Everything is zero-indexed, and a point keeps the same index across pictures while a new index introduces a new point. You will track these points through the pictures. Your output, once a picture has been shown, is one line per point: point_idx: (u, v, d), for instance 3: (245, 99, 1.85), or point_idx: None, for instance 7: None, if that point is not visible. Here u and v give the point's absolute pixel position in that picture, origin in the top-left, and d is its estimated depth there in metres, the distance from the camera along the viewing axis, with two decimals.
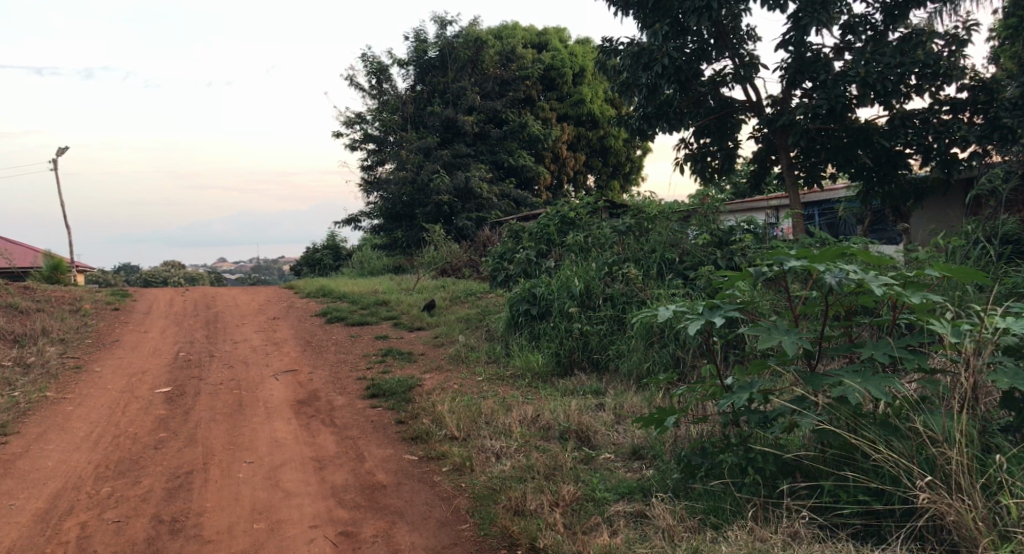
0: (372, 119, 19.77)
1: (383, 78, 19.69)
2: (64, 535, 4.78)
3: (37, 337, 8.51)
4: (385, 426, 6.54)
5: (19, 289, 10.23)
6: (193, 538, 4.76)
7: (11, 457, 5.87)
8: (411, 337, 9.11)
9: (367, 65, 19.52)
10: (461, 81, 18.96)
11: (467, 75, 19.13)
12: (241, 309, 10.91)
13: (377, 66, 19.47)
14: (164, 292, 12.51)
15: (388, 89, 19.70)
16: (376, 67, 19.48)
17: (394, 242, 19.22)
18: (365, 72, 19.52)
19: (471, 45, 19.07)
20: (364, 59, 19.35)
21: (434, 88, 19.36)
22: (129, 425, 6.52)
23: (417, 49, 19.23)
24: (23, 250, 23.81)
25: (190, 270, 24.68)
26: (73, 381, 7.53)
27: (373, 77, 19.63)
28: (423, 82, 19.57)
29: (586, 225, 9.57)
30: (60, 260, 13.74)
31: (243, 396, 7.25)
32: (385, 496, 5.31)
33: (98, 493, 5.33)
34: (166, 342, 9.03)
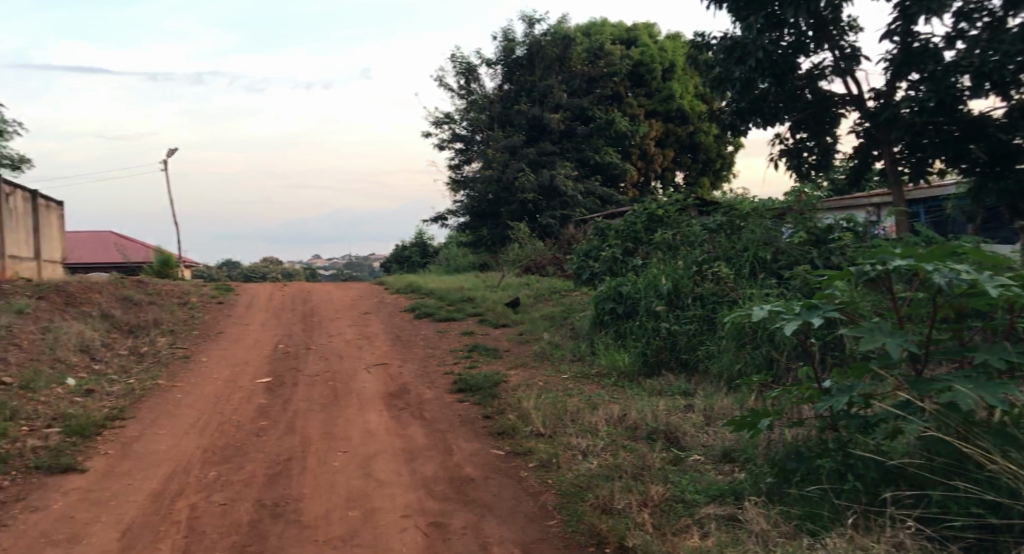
0: (461, 118, 20.15)
1: (472, 79, 20.00)
2: (177, 515, 5.11)
3: (150, 328, 9.06)
4: (472, 421, 6.65)
5: (133, 283, 10.90)
6: (292, 523, 5.00)
7: (129, 439, 6.29)
8: (498, 334, 9.20)
9: (456, 65, 19.83)
10: (548, 79, 18.98)
11: (554, 73, 19.14)
12: (335, 304, 11.28)
13: (466, 65, 19.75)
14: (265, 286, 13.08)
15: (476, 88, 19.98)
16: (465, 67, 19.78)
17: (480, 240, 19.62)
18: (455, 72, 19.84)
19: (558, 43, 19.11)
20: (453, 60, 19.62)
21: (521, 86, 19.39)
22: (232, 412, 6.86)
23: (505, 48, 19.37)
24: (138, 245, 25.43)
25: (286, 265, 25.64)
26: (182, 369, 7.96)
27: (462, 77, 19.94)
28: (510, 81, 19.64)
29: (676, 223, 9.34)
30: (169, 255, 14.48)
31: (337, 387, 7.51)
32: (473, 489, 5.45)
33: (207, 476, 5.68)
34: (266, 334, 9.42)
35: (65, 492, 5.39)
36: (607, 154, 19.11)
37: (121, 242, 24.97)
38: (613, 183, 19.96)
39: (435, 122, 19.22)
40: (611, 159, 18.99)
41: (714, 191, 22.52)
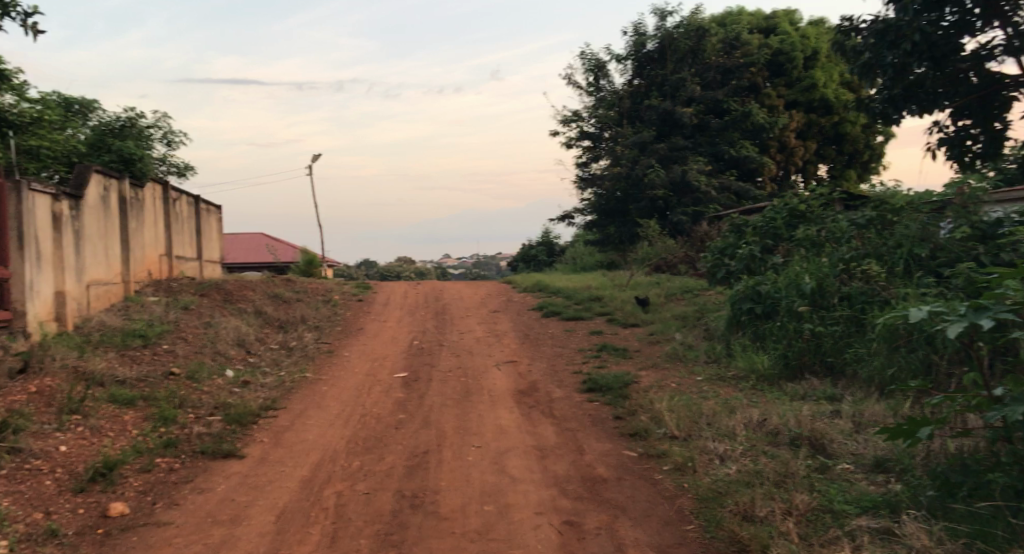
0: (589, 116, 19.98)
1: (601, 75, 19.81)
2: (325, 502, 5.39)
3: (297, 324, 9.62)
4: (603, 421, 6.59)
5: (282, 281, 11.64)
6: (431, 514, 5.15)
7: (281, 428, 6.71)
8: (628, 334, 9.08)
9: (585, 62, 19.76)
10: (681, 72, 18.45)
11: (687, 66, 18.63)
12: (466, 302, 11.55)
13: (596, 62, 19.64)
14: (400, 284, 13.58)
15: (605, 85, 19.76)
16: (594, 64, 19.67)
17: (608, 238, 19.83)
18: (584, 70, 19.79)
19: (692, 35, 18.55)
20: (582, 57, 19.55)
21: (652, 81, 18.96)
22: (372, 405, 7.17)
23: (636, 43, 18.94)
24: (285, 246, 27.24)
25: (418, 265, 26.62)
26: (326, 362, 8.41)
27: (591, 74, 19.82)
28: (641, 76, 19.23)
29: (819, 219, 8.90)
30: (313, 255, 15.33)
31: (469, 383, 7.68)
32: (606, 490, 5.40)
33: (350, 466, 5.97)
34: (402, 331, 9.79)
35: (227, 476, 5.82)
36: (743, 148, 18.36)
37: (271, 243, 26.77)
38: (750, 178, 19.21)
39: (561, 120, 19.17)
40: (748, 153, 18.28)
41: (863, 184, 21.55)
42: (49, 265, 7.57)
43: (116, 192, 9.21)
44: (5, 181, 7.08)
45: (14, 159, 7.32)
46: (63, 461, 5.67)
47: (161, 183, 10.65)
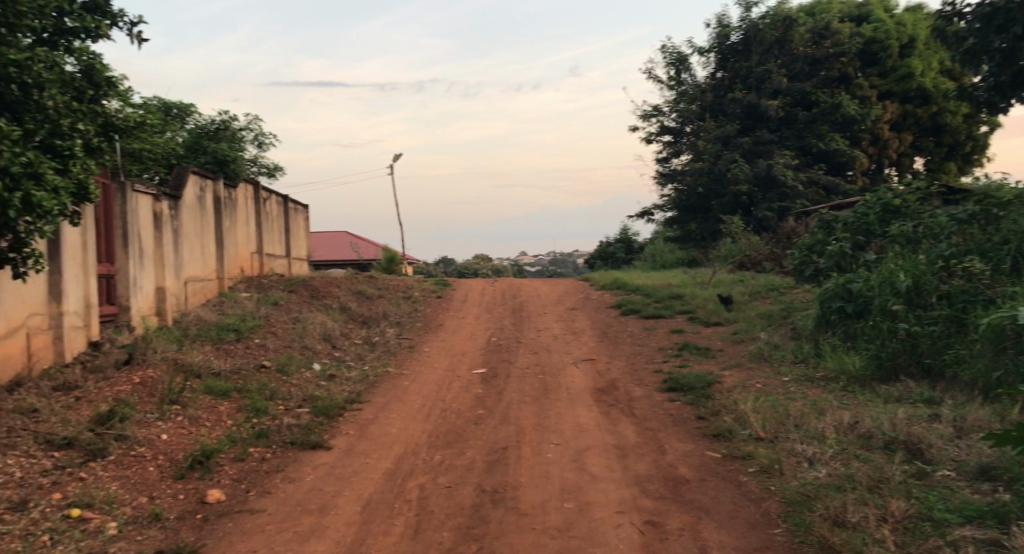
0: (669, 110, 19.60)
1: (683, 69, 19.48)
2: (408, 494, 5.49)
3: (380, 320, 9.85)
4: (685, 421, 6.49)
5: (365, 278, 11.96)
6: (511, 510, 5.17)
7: (365, 421, 6.88)
8: (709, 332, 8.92)
9: (667, 56, 19.46)
10: (767, 63, 18.02)
11: (773, 57, 18.13)
12: (544, 300, 11.57)
13: (677, 55, 19.32)
14: (479, 281, 13.72)
15: (687, 79, 19.46)
16: (676, 57, 19.35)
17: (689, 235, 19.62)
18: (665, 63, 19.50)
19: (778, 25, 17.99)
20: (663, 51, 19.26)
21: (736, 73, 18.59)
22: (452, 401, 7.27)
23: (720, 34, 18.55)
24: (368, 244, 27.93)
25: (496, 263, 26.83)
26: (408, 357, 8.57)
27: (672, 68, 19.52)
28: (724, 69, 18.89)
29: (916, 214, 8.51)
30: (394, 253, 15.65)
31: (548, 380, 7.69)
32: (689, 490, 5.30)
33: (432, 460, 6.06)
34: (481, 327, 9.89)
35: (315, 466, 6.00)
36: (833, 141, 17.76)
37: (354, 241, 27.53)
38: (840, 172, 18.77)
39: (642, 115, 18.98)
40: (838, 146, 17.66)
41: (965, 177, 20.47)
42: (151, 262, 8.08)
43: (211, 192, 9.65)
44: (112, 182, 7.53)
45: (120, 162, 7.77)
46: (164, 449, 5.98)
47: (252, 183, 11.08)
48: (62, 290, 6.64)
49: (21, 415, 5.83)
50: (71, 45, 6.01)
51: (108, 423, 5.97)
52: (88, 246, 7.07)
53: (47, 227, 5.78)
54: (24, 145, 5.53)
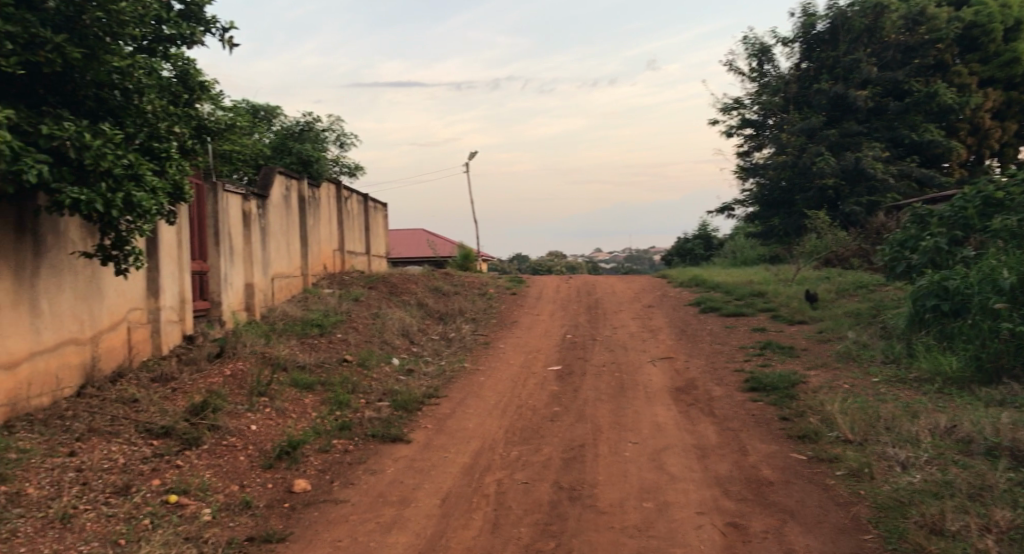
0: (751, 103, 19.17)
1: (766, 60, 18.99)
2: (486, 489, 5.54)
3: (456, 316, 9.97)
4: (768, 421, 6.33)
5: (442, 275, 12.15)
6: (589, 508, 5.15)
7: (443, 416, 6.98)
8: (792, 331, 8.67)
9: (748, 47, 19.02)
10: (854, 53, 17.25)
11: (862, 46, 17.34)
12: (620, 297, 11.48)
13: (760, 46, 18.85)
14: (554, 278, 13.74)
15: (770, 70, 18.98)
16: (758, 48, 18.88)
17: (771, 231, 19.13)
18: (746, 55, 19.06)
19: (868, 12, 17.24)
20: (745, 42, 18.83)
21: (822, 63, 17.93)
22: (528, 397, 7.29)
23: (806, 23, 17.90)
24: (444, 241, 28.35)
25: (571, 260, 26.80)
26: (484, 354, 8.65)
27: (754, 59, 19.07)
28: (809, 59, 18.31)
29: (1021, 207, 8.04)
30: (469, 250, 15.82)
31: (624, 378, 7.63)
32: (773, 493, 5.17)
33: (509, 456, 6.10)
34: (556, 324, 9.89)
35: (395, 459, 6.13)
36: (927, 132, 16.97)
37: (431, 239, 27.99)
38: (935, 164, 17.81)
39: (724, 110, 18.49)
40: (934, 138, 16.88)
41: None
42: (241, 260, 8.45)
43: (296, 192, 9.98)
44: (204, 183, 7.90)
45: (212, 163, 8.14)
46: (253, 439, 6.22)
47: (335, 182, 11.37)
48: (157, 285, 7.06)
49: (123, 404, 6.18)
50: (168, 51, 6.30)
51: (202, 413, 6.24)
52: (184, 243, 7.48)
53: (146, 226, 6.09)
54: (126, 147, 5.85)
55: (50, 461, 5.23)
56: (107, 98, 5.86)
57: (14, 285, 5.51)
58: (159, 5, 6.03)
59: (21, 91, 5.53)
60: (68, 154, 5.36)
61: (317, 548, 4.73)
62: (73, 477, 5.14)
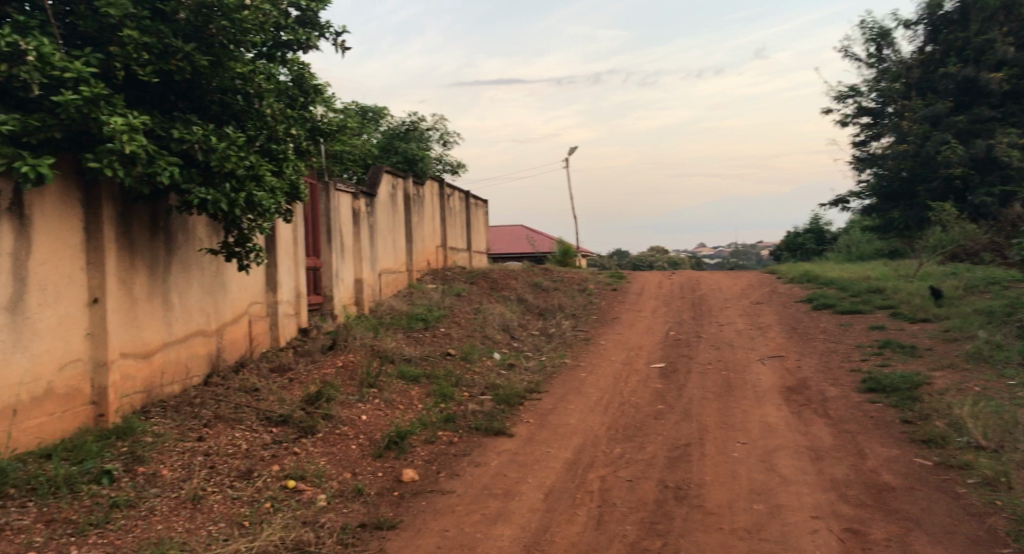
0: (868, 90, 18.26)
1: (885, 44, 18.04)
2: (590, 485, 5.52)
3: (556, 312, 10.00)
4: (888, 424, 6.03)
5: (542, 271, 12.24)
6: (697, 508, 5.05)
7: (546, 411, 7.00)
8: (914, 330, 8.23)
9: (866, 32, 18.12)
10: (988, 33, 16.03)
11: (997, 25, 16.15)
12: (725, 293, 11.20)
13: (879, 30, 17.93)
14: (656, 274, 13.56)
15: (890, 55, 18.06)
16: (877, 32, 17.97)
17: (890, 224, 18.36)
18: (864, 40, 18.18)
19: None
20: (862, 26, 17.97)
21: (949, 45, 16.72)
22: (631, 394, 7.23)
23: (931, 4, 16.83)
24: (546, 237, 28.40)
25: (673, 256, 26.33)
26: (585, 350, 8.62)
27: (872, 44, 18.16)
28: (934, 42, 17.17)
29: None
30: (569, 246, 15.81)
31: (731, 377, 7.43)
32: (895, 499, 4.92)
33: (613, 452, 6.07)
34: (658, 321, 9.74)
35: (499, 452, 6.20)
36: None
37: (530, 235, 28.17)
38: None
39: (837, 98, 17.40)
40: None
41: None
42: (350, 256, 8.76)
43: (402, 190, 10.26)
44: (318, 182, 8.24)
45: (325, 163, 8.48)
46: (364, 428, 6.43)
47: (438, 180, 11.62)
48: (276, 281, 7.51)
49: (245, 393, 6.57)
50: (285, 57, 6.59)
51: (317, 403, 6.51)
52: (299, 240, 7.86)
53: (266, 224, 6.39)
54: (248, 149, 6.16)
55: (182, 444, 5.61)
56: (230, 103, 6.18)
57: (149, 281, 6.03)
58: (278, 13, 6.31)
59: (155, 97, 5.90)
60: (197, 157, 5.69)
61: (426, 537, 4.84)
62: (202, 461, 5.47)
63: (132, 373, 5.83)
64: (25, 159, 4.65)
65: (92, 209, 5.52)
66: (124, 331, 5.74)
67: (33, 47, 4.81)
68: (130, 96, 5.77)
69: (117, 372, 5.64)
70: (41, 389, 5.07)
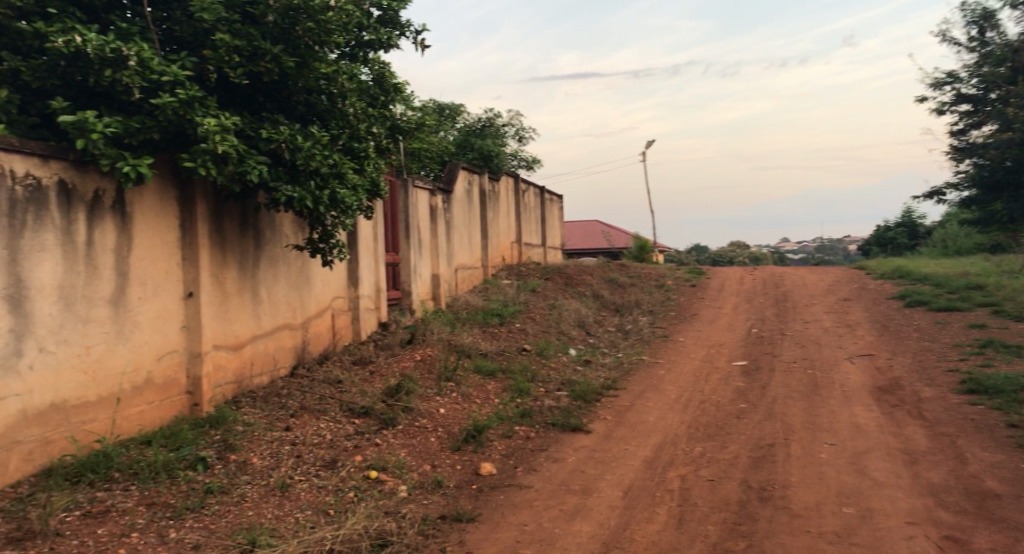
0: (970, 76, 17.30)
1: None
2: (670, 484, 5.43)
3: (633, 308, 9.90)
4: (990, 428, 5.71)
5: (618, 267, 12.15)
6: (782, 510, 4.90)
7: (623, 408, 6.93)
8: (1018, 329, 7.77)
9: None
10: None
11: None
12: (810, 290, 10.84)
13: None
14: (736, 270, 13.25)
15: None
16: None
17: None
18: None
19: None
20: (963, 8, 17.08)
21: None
22: (712, 392, 7.08)
23: None
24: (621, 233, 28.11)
25: (753, 251, 25.66)
26: (663, 347, 8.49)
27: None
28: None
29: None
30: (646, 241, 15.62)
31: (818, 376, 7.19)
32: (999, 507, 4.66)
33: (693, 451, 5.95)
34: (740, 318, 9.51)
35: (576, 449, 6.17)
36: None
37: (606, 230, 27.93)
38: None
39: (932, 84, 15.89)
40: None
41: None
42: (428, 252, 8.88)
43: (478, 186, 10.34)
44: (397, 179, 8.39)
45: (403, 160, 8.63)
46: (442, 421, 6.50)
47: (513, 176, 11.67)
48: (357, 276, 7.69)
49: (329, 384, 6.75)
50: (367, 56, 6.75)
51: (397, 395, 6.63)
52: (378, 237, 8.02)
53: (349, 220, 6.52)
54: (331, 148, 6.30)
55: (270, 434, 5.80)
56: (315, 102, 6.38)
57: (239, 276, 6.25)
58: (360, 13, 6.45)
59: (245, 98, 6.11)
60: (283, 155, 5.85)
61: (505, 531, 4.86)
62: (289, 450, 5.64)
63: (224, 364, 6.07)
64: (127, 159, 4.89)
65: (187, 206, 5.75)
66: (216, 324, 5.97)
67: (134, 51, 5.03)
68: (222, 97, 6.00)
69: (210, 363, 5.88)
70: (142, 378, 5.34)
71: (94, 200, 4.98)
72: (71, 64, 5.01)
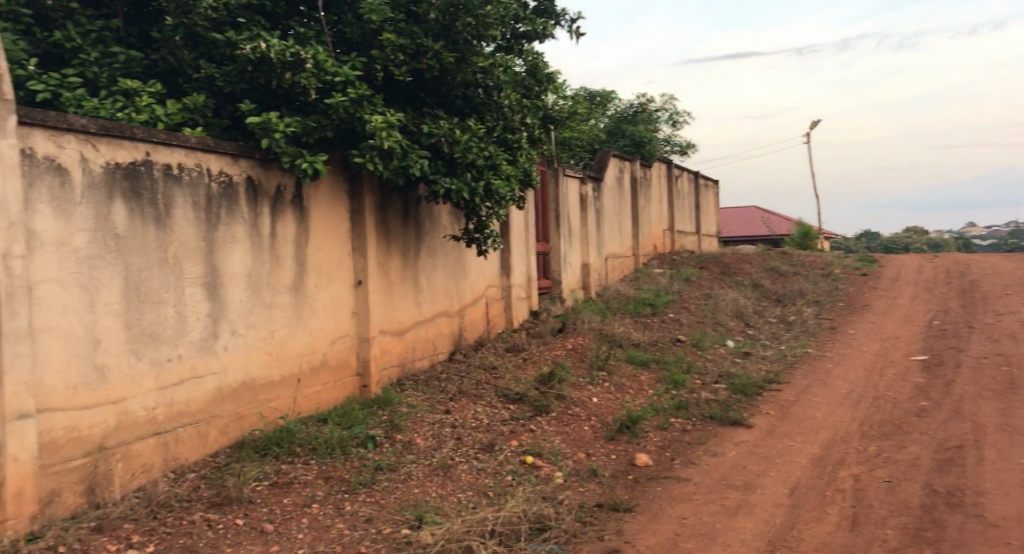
0: None
1: None
2: (841, 483, 5.11)
3: (795, 298, 9.41)
4: None
5: (778, 255, 11.60)
6: (975, 518, 4.48)
7: (787, 402, 6.60)
8: None
9: None
10: None
11: None
12: (1004, 279, 9.82)
13: None
14: (913, 257, 12.24)
15: None
16: None
17: None
18: None
19: None
20: None
21: None
22: (888, 388, 6.60)
23: None
24: (780, 220, 26.73)
25: (929, 237, 23.58)
26: (830, 339, 8.01)
27: None
28: None
29: None
30: (809, 227, 14.78)
31: (1015, 375, 6.50)
32: None
33: (867, 451, 5.57)
34: (919, 309, 8.78)
35: (737, 443, 5.94)
36: None
37: (767, 218, 26.62)
38: None
39: None
40: None
41: None
42: (578, 240, 8.89)
43: (629, 174, 10.20)
44: (549, 169, 8.44)
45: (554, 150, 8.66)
46: (596, 410, 6.49)
47: (665, 162, 11.41)
48: (509, 265, 7.83)
49: (485, 370, 6.93)
50: (523, 48, 6.81)
51: (550, 383, 6.68)
52: (529, 226, 8.11)
53: (502, 211, 6.64)
54: (487, 140, 6.43)
55: (432, 416, 6.03)
56: (472, 96, 6.53)
57: (402, 265, 6.54)
58: (517, 6, 6.53)
59: (408, 95, 6.37)
60: (443, 149, 6.03)
61: (665, 522, 4.76)
62: (450, 432, 5.84)
63: (389, 348, 6.38)
64: (305, 156, 5.24)
65: (356, 199, 6.08)
66: (382, 310, 6.28)
67: (310, 55, 5.36)
68: (388, 95, 6.29)
69: (377, 346, 6.20)
70: (318, 360, 5.72)
71: (277, 195, 5.38)
72: (257, 68, 5.39)
